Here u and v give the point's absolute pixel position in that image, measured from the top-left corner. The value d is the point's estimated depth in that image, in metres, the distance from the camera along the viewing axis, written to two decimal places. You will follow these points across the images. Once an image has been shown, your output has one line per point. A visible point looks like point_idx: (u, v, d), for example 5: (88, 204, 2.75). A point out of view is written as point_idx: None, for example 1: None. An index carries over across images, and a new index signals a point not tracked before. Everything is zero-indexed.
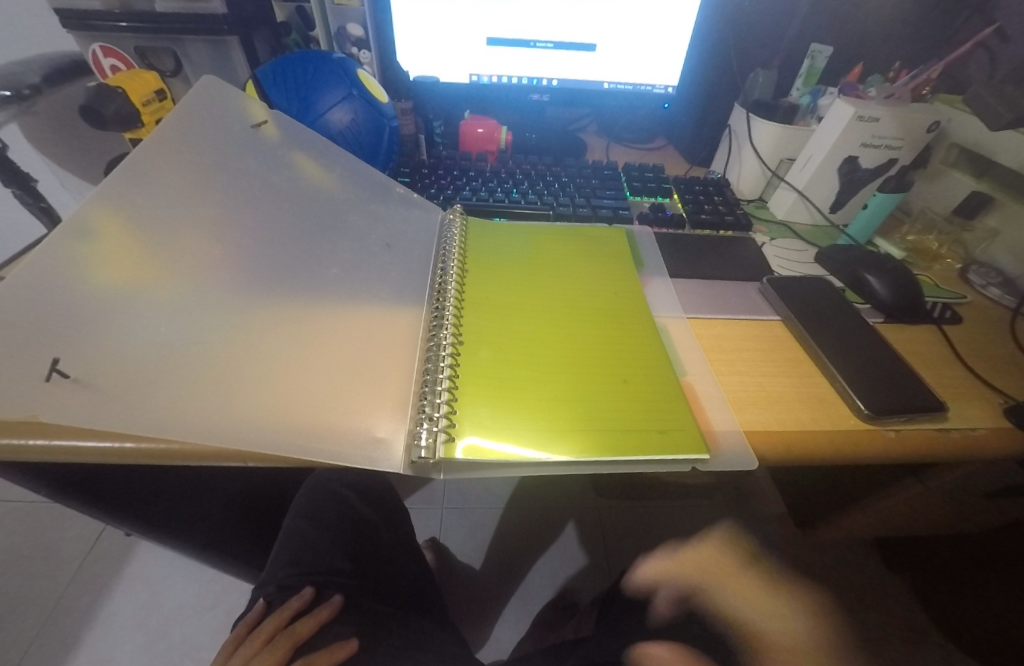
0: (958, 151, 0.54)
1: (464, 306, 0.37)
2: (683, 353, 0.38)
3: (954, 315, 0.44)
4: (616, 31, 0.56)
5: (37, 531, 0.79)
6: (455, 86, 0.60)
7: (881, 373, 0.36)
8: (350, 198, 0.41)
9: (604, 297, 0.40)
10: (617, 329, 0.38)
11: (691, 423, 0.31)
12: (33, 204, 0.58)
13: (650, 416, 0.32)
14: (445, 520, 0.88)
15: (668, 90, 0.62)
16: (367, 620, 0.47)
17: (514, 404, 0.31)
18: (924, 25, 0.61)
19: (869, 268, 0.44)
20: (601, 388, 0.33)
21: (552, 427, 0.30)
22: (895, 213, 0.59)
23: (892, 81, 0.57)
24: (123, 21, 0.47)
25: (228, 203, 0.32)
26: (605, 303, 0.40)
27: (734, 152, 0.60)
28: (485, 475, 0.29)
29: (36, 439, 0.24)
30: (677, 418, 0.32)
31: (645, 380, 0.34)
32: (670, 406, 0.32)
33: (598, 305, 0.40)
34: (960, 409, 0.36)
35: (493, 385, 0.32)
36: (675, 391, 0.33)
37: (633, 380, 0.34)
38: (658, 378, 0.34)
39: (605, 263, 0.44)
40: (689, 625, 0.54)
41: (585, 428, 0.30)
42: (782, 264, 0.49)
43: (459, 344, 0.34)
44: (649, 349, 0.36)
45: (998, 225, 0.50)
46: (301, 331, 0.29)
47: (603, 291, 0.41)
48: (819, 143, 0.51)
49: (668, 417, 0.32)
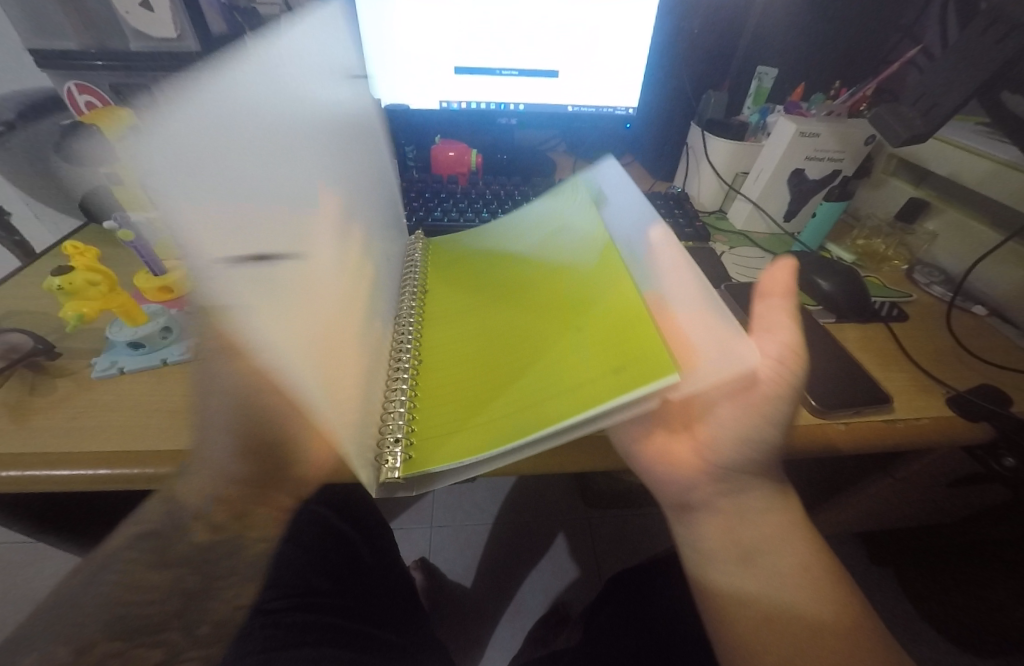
0: (897, 160, 0.58)
1: (423, 324, 0.39)
2: (649, 277, 0.33)
3: (901, 313, 0.47)
4: (577, 60, 0.60)
5: (20, 568, 0.80)
6: (426, 112, 0.63)
7: (832, 373, 0.39)
8: (358, 197, 0.42)
9: (561, 268, 0.39)
10: (573, 293, 0.36)
11: (653, 350, 0.26)
12: (5, 237, 0.61)
13: (610, 360, 0.28)
14: (434, 539, 0.88)
15: (630, 111, 0.66)
16: (348, 639, 0.46)
17: (466, 407, 0.31)
18: (858, 49, 0.67)
19: (819, 272, 0.47)
20: (551, 368, 0.31)
21: (496, 419, 0.29)
22: (846, 219, 0.63)
23: (834, 98, 0.61)
24: (99, 59, 0.49)
25: (285, 155, 0.30)
26: (567, 275, 0.38)
27: (694, 167, 0.64)
28: (449, 481, 0.28)
29: (100, 470, 0.29)
30: (642, 345, 0.27)
31: (604, 326, 0.31)
32: (634, 336, 0.28)
33: (557, 278, 0.38)
34: (906, 401, 0.38)
35: (445, 394, 0.33)
36: (638, 319, 0.29)
37: (597, 334, 0.30)
38: (623, 320, 0.30)
39: (560, 240, 0.42)
40: (657, 624, 0.56)
41: (535, 408, 0.28)
42: (740, 271, 0.52)
43: (418, 363, 0.36)
44: (609, 294, 0.33)
45: (936, 228, 0.54)
46: (324, 325, 0.29)
47: (560, 266, 0.39)
48: (768, 158, 0.55)
49: (630, 350, 0.28)
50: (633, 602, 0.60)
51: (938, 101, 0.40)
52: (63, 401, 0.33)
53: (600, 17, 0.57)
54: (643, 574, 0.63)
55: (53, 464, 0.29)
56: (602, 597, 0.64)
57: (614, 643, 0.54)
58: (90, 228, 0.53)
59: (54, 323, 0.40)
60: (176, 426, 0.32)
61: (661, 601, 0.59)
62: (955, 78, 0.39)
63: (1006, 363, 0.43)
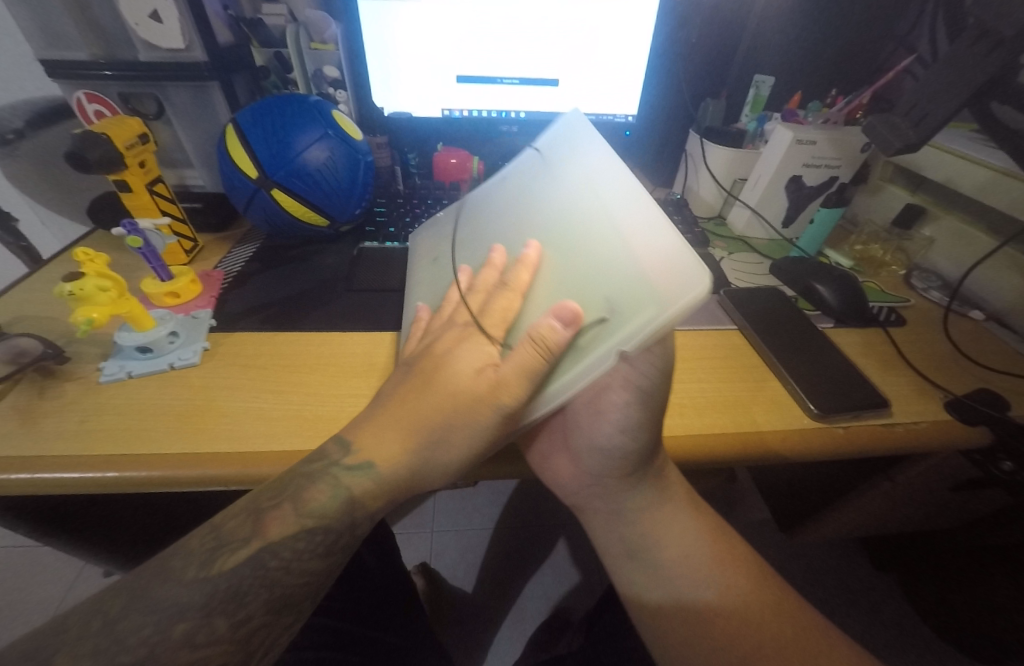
0: (893, 167, 0.59)
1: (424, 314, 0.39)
2: (618, 203, 0.31)
3: (899, 318, 0.48)
4: (577, 69, 0.61)
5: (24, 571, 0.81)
6: (428, 120, 0.64)
7: (830, 377, 0.39)
8: None
9: (528, 222, 0.37)
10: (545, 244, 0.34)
11: (644, 280, 0.26)
12: (15, 243, 0.62)
13: (603, 297, 0.28)
14: (435, 543, 0.88)
15: (629, 119, 0.67)
16: (342, 640, 0.47)
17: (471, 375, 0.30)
18: (854, 58, 0.68)
19: (817, 278, 0.47)
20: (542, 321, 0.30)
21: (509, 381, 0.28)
22: (844, 225, 0.64)
23: (831, 106, 0.62)
24: (107, 69, 0.50)
25: None
26: (539, 222, 0.36)
27: (693, 173, 0.64)
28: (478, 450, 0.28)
29: (108, 472, 0.30)
30: (632, 277, 0.27)
31: (587, 269, 0.30)
32: (617, 269, 0.28)
33: (526, 232, 0.37)
34: (904, 405, 0.38)
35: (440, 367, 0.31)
36: (607, 256, 0.29)
37: (585, 278, 0.29)
38: (594, 262, 0.29)
39: (529, 185, 0.40)
40: None
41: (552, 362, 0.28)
42: (740, 276, 0.53)
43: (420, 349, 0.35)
44: (578, 234, 0.32)
45: (933, 234, 0.54)
46: None
47: (532, 211, 0.38)
48: (766, 165, 0.55)
49: (623, 284, 0.27)
50: None
51: (930, 111, 0.41)
52: (71, 405, 0.34)
53: (600, 27, 0.58)
54: None
55: (61, 467, 0.30)
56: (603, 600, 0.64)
57: (615, 647, 0.55)
58: (98, 235, 0.54)
59: (61, 328, 0.41)
60: (183, 431, 0.32)
61: None
62: (945, 88, 0.39)
63: (1004, 368, 0.43)
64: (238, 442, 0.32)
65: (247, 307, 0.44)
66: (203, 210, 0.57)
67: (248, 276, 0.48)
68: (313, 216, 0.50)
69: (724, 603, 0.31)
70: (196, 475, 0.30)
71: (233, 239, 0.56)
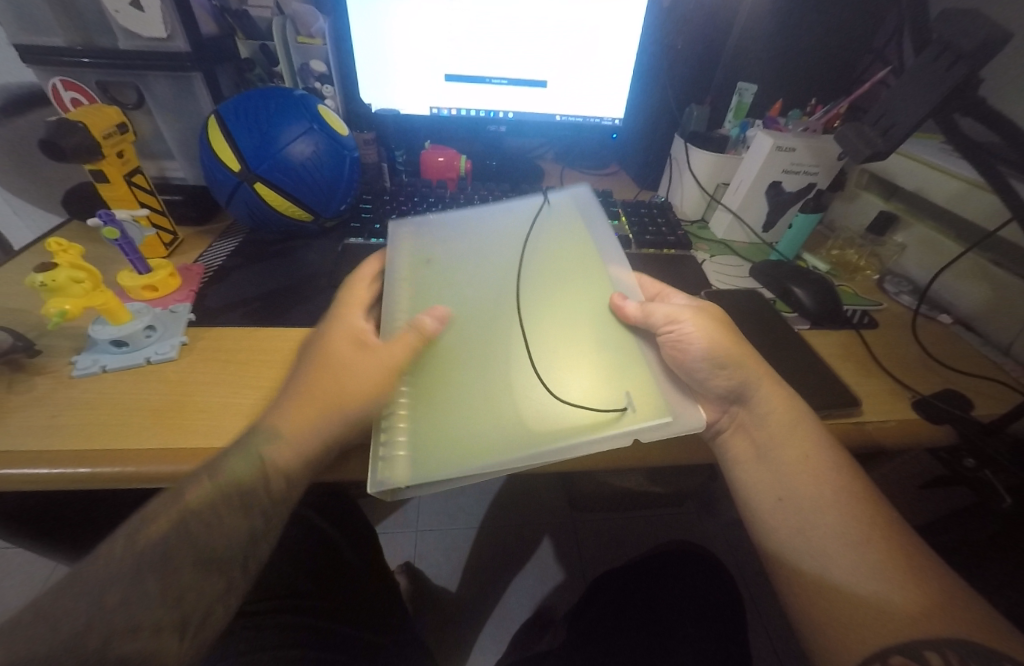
0: (868, 175, 0.61)
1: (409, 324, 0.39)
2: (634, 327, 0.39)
3: (871, 320, 0.49)
4: (564, 71, 0.62)
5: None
6: (416, 117, 0.64)
7: (805, 378, 0.40)
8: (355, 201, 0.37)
9: (539, 288, 0.42)
10: (559, 318, 0.40)
11: (650, 393, 0.35)
12: None
13: (607, 390, 0.35)
14: (419, 543, 0.88)
15: (616, 122, 0.68)
16: (289, 636, 0.44)
17: (467, 419, 0.34)
18: (833, 67, 0.70)
19: (795, 281, 0.49)
20: (569, 382, 0.36)
21: (502, 435, 0.32)
22: (822, 230, 0.65)
23: (810, 114, 0.63)
24: (85, 56, 0.49)
25: None
26: (575, 294, 0.42)
27: (677, 177, 0.66)
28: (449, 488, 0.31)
29: (80, 468, 0.29)
30: (640, 385, 0.35)
31: (595, 360, 0.37)
32: (626, 376, 0.36)
33: (537, 296, 0.42)
34: (873, 404, 0.40)
35: (441, 405, 0.34)
36: (634, 365, 0.37)
37: (594, 369, 0.36)
38: (623, 362, 0.37)
39: (569, 258, 0.45)
40: (638, 626, 0.56)
41: (540, 425, 0.33)
42: (720, 278, 0.54)
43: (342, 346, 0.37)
44: (610, 334, 0.39)
45: (905, 240, 0.56)
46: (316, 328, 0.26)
47: (547, 283, 0.43)
48: (747, 170, 0.57)
49: (627, 387, 0.35)
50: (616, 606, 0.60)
51: (900, 121, 0.42)
52: (42, 399, 0.33)
53: (587, 31, 0.58)
54: (625, 578, 0.64)
55: (30, 462, 0.29)
56: (585, 598, 0.65)
57: (595, 644, 0.55)
58: (73, 226, 0.52)
59: (33, 320, 0.40)
60: (158, 427, 0.32)
61: (640, 605, 0.59)
62: (914, 98, 0.41)
63: (968, 369, 0.45)
64: (215, 437, 0.31)
65: (228, 301, 0.44)
66: (183, 203, 0.56)
67: (229, 271, 0.48)
68: (295, 211, 0.50)
69: (862, 584, 0.30)
70: (172, 472, 0.29)
71: (214, 233, 0.55)
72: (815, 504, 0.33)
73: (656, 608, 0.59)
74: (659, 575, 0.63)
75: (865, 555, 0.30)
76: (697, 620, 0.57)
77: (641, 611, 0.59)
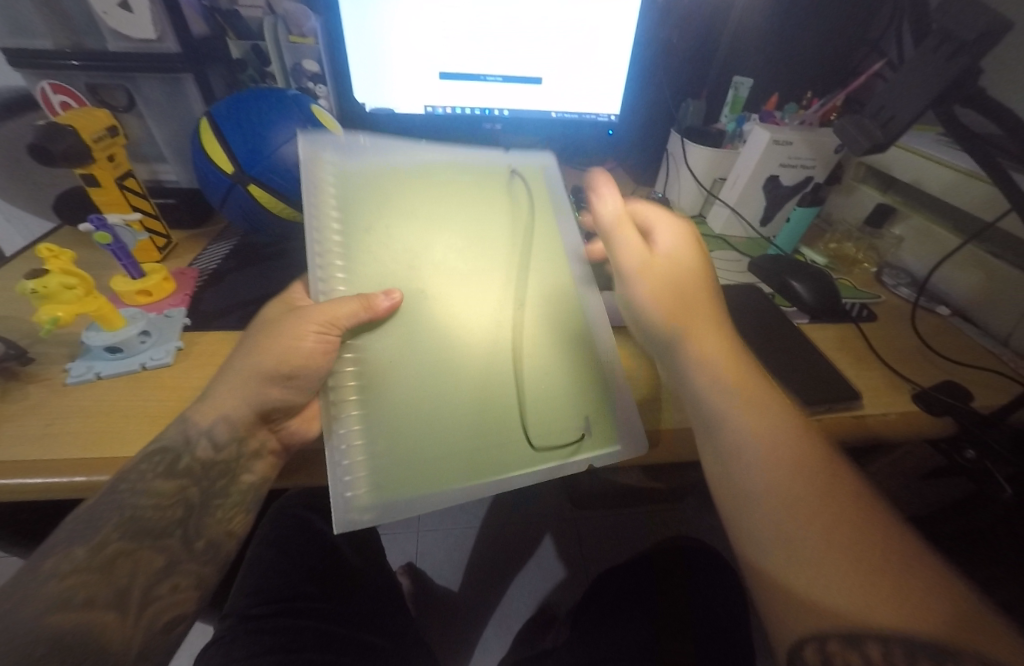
0: (865, 168, 0.61)
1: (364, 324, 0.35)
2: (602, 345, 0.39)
3: (870, 313, 0.49)
4: (560, 67, 0.61)
5: None
6: (410, 116, 0.64)
7: (806, 372, 0.40)
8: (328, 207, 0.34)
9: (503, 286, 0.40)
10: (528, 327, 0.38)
11: (608, 418, 0.36)
12: None
13: (564, 414, 0.36)
14: (421, 543, 0.88)
15: (612, 118, 0.67)
16: (299, 640, 0.45)
17: (431, 443, 0.32)
18: (828, 61, 0.69)
19: (793, 275, 0.48)
20: (529, 404, 0.35)
21: (466, 460, 0.32)
22: (819, 224, 0.65)
23: (806, 108, 0.63)
24: (73, 59, 0.48)
25: None
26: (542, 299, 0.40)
27: (674, 173, 0.65)
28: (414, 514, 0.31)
29: (76, 476, 0.29)
30: (601, 409, 0.36)
31: (557, 380, 0.37)
32: (586, 398, 0.37)
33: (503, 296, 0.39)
34: (874, 398, 0.40)
35: (405, 425, 0.32)
36: (598, 387, 0.37)
37: (556, 391, 0.36)
38: (585, 384, 0.37)
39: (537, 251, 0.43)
40: (642, 622, 0.56)
41: (500, 451, 0.33)
42: (719, 273, 0.54)
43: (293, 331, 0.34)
44: (578, 351, 0.38)
45: (902, 232, 0.56)
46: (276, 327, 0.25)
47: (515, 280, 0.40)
48: (744, 165, 0.57)
49: (586, 411, 0.36)
50: (619, 603, 0.60)
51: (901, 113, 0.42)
52: (36, 408, 0.32)
53: (582, 26, 0.58)
54: (629, 575, 0.64)
55: (25, 472, 0.28)
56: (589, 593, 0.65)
57: (600, 640, 0.55)
58: (65, 231, 0.52)
59: (27, 328, 0.39)
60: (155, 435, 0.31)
61: (644, 600, 0.59)
62: (914, 91, 0.40)
63: (967, 361, 0.45)
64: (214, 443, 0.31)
65: (224, 305, 0.43)
66: (177, 207, 0.55)
67: (224, 275, 0.47)
68: (288, 211, 0.49)
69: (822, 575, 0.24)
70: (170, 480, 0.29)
71: (208, 236, 0.54)
72: (763, 480, 0.27)
73: (659, 603, 0.59)
74: (662, 571, 0.63)
75: (815, 539, 0.25)
76: (701, 615, 0.57)
77: (645, 606, 0.59)
